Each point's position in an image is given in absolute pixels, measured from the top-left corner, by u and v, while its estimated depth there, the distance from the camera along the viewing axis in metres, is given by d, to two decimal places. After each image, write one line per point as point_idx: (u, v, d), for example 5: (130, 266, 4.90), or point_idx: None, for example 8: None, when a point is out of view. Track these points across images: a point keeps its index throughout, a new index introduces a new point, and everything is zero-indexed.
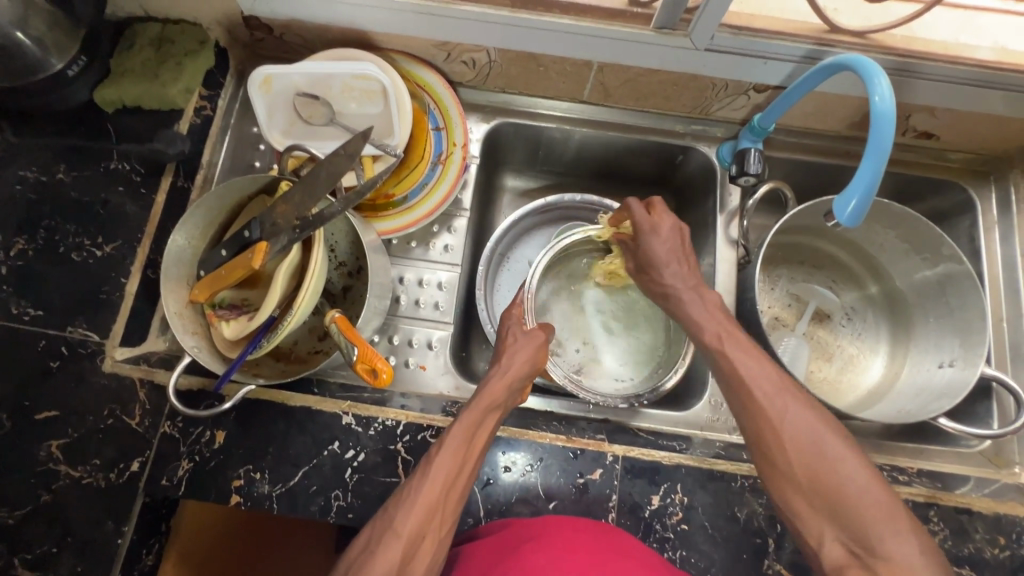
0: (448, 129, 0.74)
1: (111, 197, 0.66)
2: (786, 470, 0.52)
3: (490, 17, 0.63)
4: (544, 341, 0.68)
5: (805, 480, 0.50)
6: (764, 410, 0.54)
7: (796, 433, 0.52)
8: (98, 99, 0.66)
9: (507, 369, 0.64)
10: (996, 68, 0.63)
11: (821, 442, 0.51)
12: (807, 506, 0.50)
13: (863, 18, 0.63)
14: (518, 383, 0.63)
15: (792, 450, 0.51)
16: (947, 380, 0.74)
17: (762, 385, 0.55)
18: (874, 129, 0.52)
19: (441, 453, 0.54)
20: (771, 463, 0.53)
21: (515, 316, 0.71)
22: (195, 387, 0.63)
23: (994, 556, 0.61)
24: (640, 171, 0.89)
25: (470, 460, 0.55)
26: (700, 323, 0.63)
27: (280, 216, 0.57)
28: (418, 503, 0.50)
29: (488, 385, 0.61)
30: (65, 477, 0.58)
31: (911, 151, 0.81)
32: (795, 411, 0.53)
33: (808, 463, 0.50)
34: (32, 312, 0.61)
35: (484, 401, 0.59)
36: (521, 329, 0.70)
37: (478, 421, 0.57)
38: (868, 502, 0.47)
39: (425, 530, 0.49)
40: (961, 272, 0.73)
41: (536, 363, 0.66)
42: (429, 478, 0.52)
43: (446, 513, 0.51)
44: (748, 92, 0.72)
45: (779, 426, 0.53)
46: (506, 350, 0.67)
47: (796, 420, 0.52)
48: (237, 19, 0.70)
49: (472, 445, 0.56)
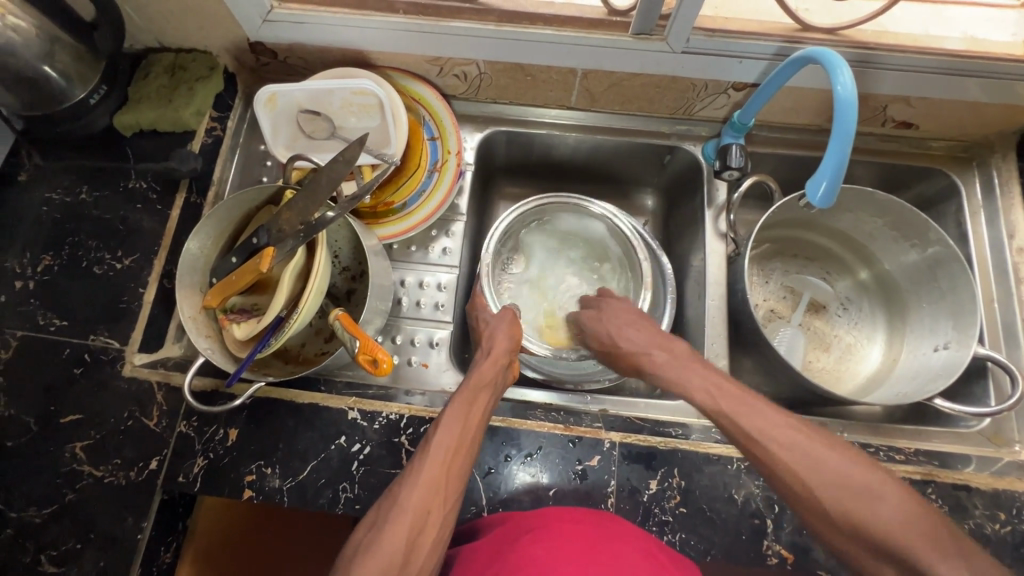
0: (442, 138, 0.79)
1: (130, 213, 0.71)
2: (822, 514, 0.48)
3: (479, 32, 0.68)
4: (516, 316, 0.72)
5: (848, 525, 0.47)
6: (780, 459, 0.51)
7: (815, 473, 0.49)
8: (118, 124, 0.72)
9: (492, 350, 0.66)
10: (964, 56, 0.65)
11: (854, 484, 0.47)
12: (858, 548, 0.47)
13: (834, 16, 0.67)
14: (503, 360, 0.65)
15: (820, 493, 0.48)
16: (942, 362, 0.74)
17: (769, 432, 0.53)
18: (838, 116, 0.55)
19: (437, 431, 0.56)
20: (810, 513, 0.49)
21: (482, 305, 0.75)
22: (210, 388, 0.66)
23: (995, 532, 0.62)
24: (632, 173, 0.92)
25: (469, 436, 0.56)
26: (681, 381, 0.63)
27: (286, 222, 0.61)
28: (420, 481, 0.51)
29: (478, 367, 0.64)
30: (88, 476, 0.62)
31: (893, 141, 0.83)
32: (817, 451, 0.50)
33: (845, 506, 0.47)
34: (57, 322, 0.66)
35: (472, 382, 0.62)
36: (491, 314, 0.73)
37: (471, 399, 0.59)
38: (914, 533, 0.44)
39: (430, 506, 0.50)
40: (948, 255, 0.75)
41: (515, 339, 0.69)
42: (429, 454, 0.53)
43: (449, 488, 0.52)
44: (728, 92, 0.75)
45: (808, 478, 0.49)
46: (487, 335, 0.70)
47: (807, 459, 0.50)
48: (244, 46, 0.74)
49: (469, 421, 0.58)
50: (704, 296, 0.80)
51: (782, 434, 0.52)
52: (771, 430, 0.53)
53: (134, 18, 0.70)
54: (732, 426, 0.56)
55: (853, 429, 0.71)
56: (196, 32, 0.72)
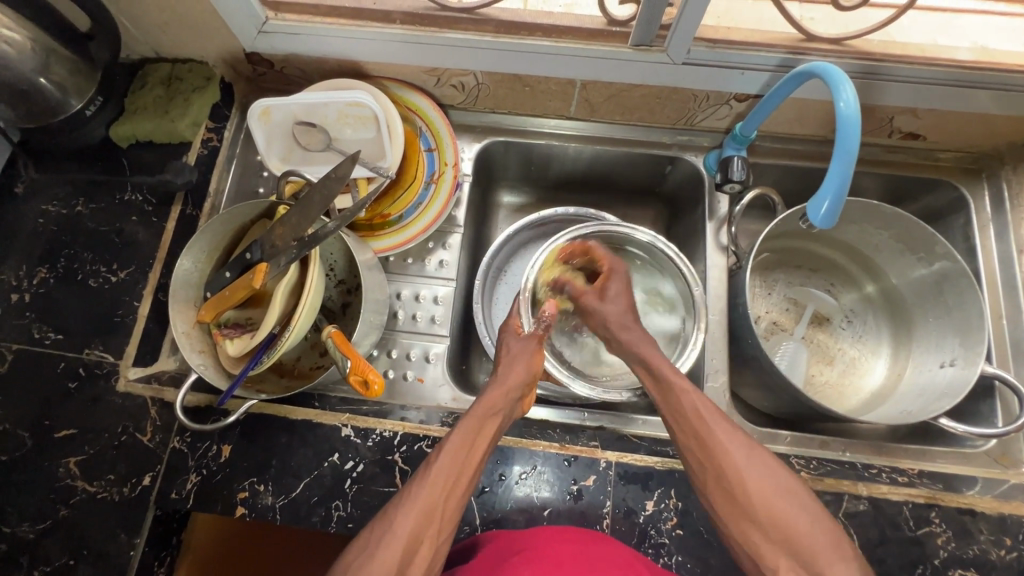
0: (439, 150, 0.78)
1: (125, 226, 0.71)
2: (743, 504, 0.52)
3: (476, 43, 0.67)
4: (542, 345, 0.70)
5: (763, 515, 0.50)
6: (719, 445, 0.54)
7: (745, 468, 0.53)
8: (114, 135, 0.72)
9: (505, 378, 0.64)
10: (974, 67, 0.64)
11: (777, 486, 0.52)
12: (763, 539, 0.50)
13: (840, 25, 0.65)
14: (517, 392, 0.63)
15: (742, 482, 0.52)
16: (948, 380, 0.73)
17: (710, 419, 0.56)
18: (840, 133, 0.53)
19: (440, 457, 0.54)
20: (733, 502, 0.52)
21: (512, 329, 0.72)
22: (203, 404, 0.66)
23: (1001, 558, 0.60)
24: (633, 182, 0.90)
25: (470, 469, 0.55)
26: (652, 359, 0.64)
27: (279, 238, 0.60)
28: (417, 505, 0.50)
29: (487, 393, 0.62)
30: (82, 491, 0.62)
31: (900, 152, 0.81)
32: (750, 450, 0.54)
33: (764, 500, 0.51)
34: (53, 336, 0.66)
35: (481, 409, 0.60)
36: (517, 339, 0.71)
37: (478, 429, 0.58)
38: (817, 534, 0.49)
39: (424, 534, 0.49)
40: (956, 270, 0.73)
41: (533, 371, 0.67)
42: (428, 480, 0.52)
43: (444, 519, 0.51)
44: (730, 102, 0.74)
45: (735, 466, 0.53)
46: (502, 362, 0.68)
47: (742, 451, 0.53)
48: (240, 56, 0.73)
49: (473, 453, 0.56)
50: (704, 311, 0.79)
51: (720, 424, 0.56)
52: (709, 419, 0.56)
53: (130, 29, 0.69)
54: (683, 408, 0.58)
55: (855, 448, 0.69)
56: (192, 42, 0.71)
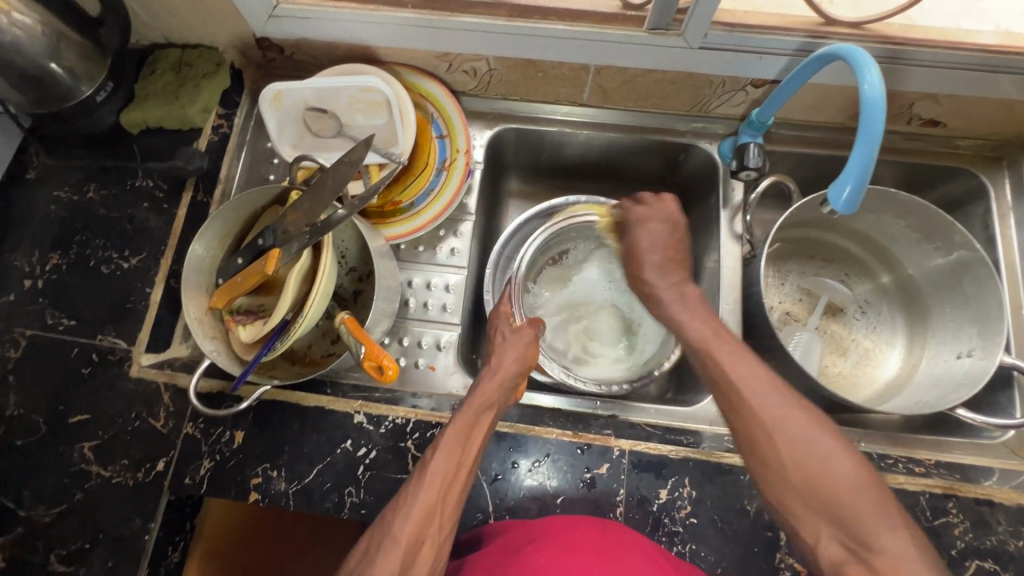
0: (451, 137, 0.77)
1: (136, 212, 0.71)
2: (780, 471, 0.51)
3: (489, 27, 0.66)
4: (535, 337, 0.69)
5: (801, 480, 0.49)
6: (753, 407, 0.53)
7: (783, 428, 0.51)
8: (125, 121, 0.70)
9: (499, 367, 0.64)
10: (998, 52, 0.62)
11: (815, 449, 0.50)
12: (802, 506, 0.49)
13: (859, 9, 0.65)
14: (510, 382, 0.63)
15: (779, 446, 0.51)
16: (965, 370, 0.72)
17: (749, 382, 0.54)
18: (865, 116, 0.52)
19: (436, 454, 0.54)
20: (768, 468, 0.52)
21: (505, 314, 0.72)
22: (216, 390, 0.66)
23: (1018, 548, 0.60)
24: (647, 170, 0.89)
25: (468, 462, 0.55)
26: (685, 327, 0.63)
27: (291, 224, 0.60)
28: (414, 509, 0.50)
29: (481, 385, 0.62)
30: (97, 476, 0.62)
31: (918, 140, 0.80)
32: (789, 416, 0.52)
33: (800, 466, 0.49)
34: (66, 322, 0.66)
35: (475, 402, 0.60)
36: (509, 327, 0.70)
37: (472, 420, 0.57)
38: (859, 501, 0.47)
39: (425, 534, 0.49)
40: (974, 259, 0.72)
41: (527, 361, 0.66)
42: (425, 480, 0.52)
43: (446, 515, 0.51)
44: (746, 88, 0.73)
45: (768, 424, 0.52)
46: (495, 351, 0.67)
47: (782, 414, 0.52)
48: (251, 41, 0.73)
49: (469, 444, 0.56)
50: (718, 300, 0.78)
51: (757, 387, 0.54)
52: (749, 381, 0.54)
53: (140, 14, 0.69)
54: (717, 375, 0.57)
55: (870, 439, 0.68)
56: (202, 27, 0.70)
